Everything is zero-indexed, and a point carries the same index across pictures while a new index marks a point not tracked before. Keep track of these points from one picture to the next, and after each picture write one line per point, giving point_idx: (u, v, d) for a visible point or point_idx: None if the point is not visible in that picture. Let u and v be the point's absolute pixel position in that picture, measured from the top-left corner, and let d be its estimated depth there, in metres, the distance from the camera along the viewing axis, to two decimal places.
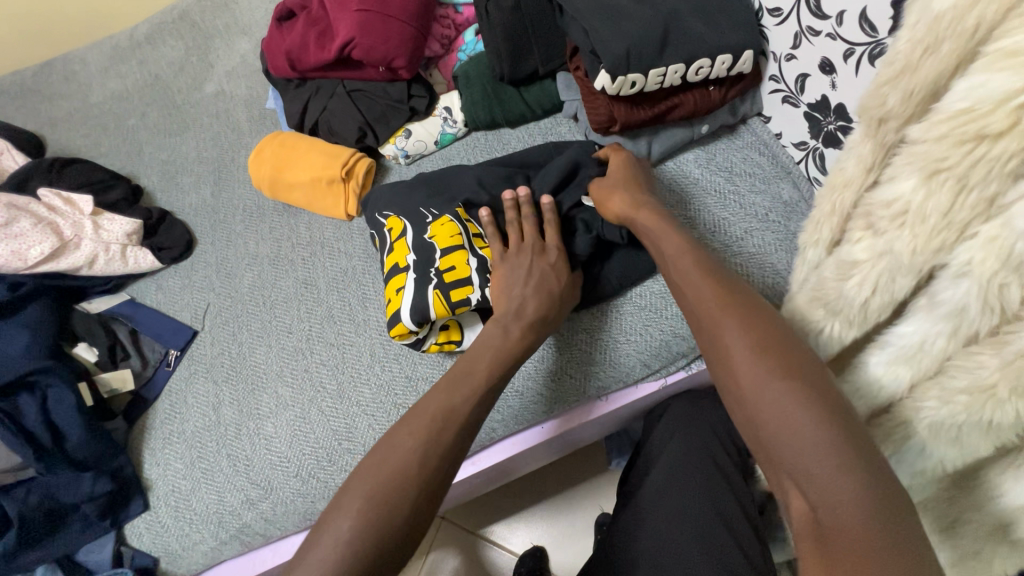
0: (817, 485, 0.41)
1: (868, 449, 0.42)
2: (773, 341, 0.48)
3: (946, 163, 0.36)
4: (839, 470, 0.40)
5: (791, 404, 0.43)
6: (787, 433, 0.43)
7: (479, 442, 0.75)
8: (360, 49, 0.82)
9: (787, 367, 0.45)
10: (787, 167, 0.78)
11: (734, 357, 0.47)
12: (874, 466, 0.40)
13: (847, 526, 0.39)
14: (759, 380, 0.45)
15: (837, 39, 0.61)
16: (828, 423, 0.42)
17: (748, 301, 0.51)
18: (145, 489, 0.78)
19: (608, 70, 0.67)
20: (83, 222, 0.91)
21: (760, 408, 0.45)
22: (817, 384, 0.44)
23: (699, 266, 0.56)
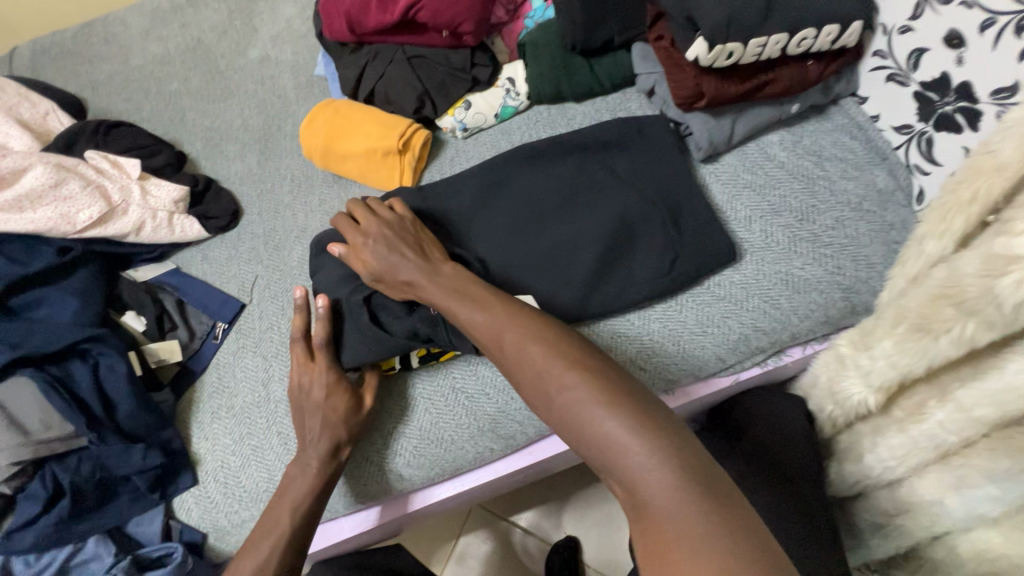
0: (621, 465, 0.44)
1: (660, 417, 0.46)
2: (569, 345, 0.53)
3: None
4: (630, 442, 0.44)
5: (583, 398, 0.48)
6: (584, 424, 0.47)
7: (540, 431, 0.72)
8: (427, 11, 0.77)
9: (572, 364, 0.50)
10: (883, 153, 0.72)
11: (534, 367, 0.52)
12: (650, 435, 0.44)
13: (654, 498, 0.41)
14: (556, 383, 0.50)
15: (974, 8, 0.55)
16: (617, 404, 0.46)
17: (538, 319, 0.57)
18: (194, 463, 0.76)
19: (706, 39, 0.61)
20: (130, 186, 0.88)
21: (565, 407, 0.48)
22: (595, 372, 0.49)
23: (477, 298, 0.60)
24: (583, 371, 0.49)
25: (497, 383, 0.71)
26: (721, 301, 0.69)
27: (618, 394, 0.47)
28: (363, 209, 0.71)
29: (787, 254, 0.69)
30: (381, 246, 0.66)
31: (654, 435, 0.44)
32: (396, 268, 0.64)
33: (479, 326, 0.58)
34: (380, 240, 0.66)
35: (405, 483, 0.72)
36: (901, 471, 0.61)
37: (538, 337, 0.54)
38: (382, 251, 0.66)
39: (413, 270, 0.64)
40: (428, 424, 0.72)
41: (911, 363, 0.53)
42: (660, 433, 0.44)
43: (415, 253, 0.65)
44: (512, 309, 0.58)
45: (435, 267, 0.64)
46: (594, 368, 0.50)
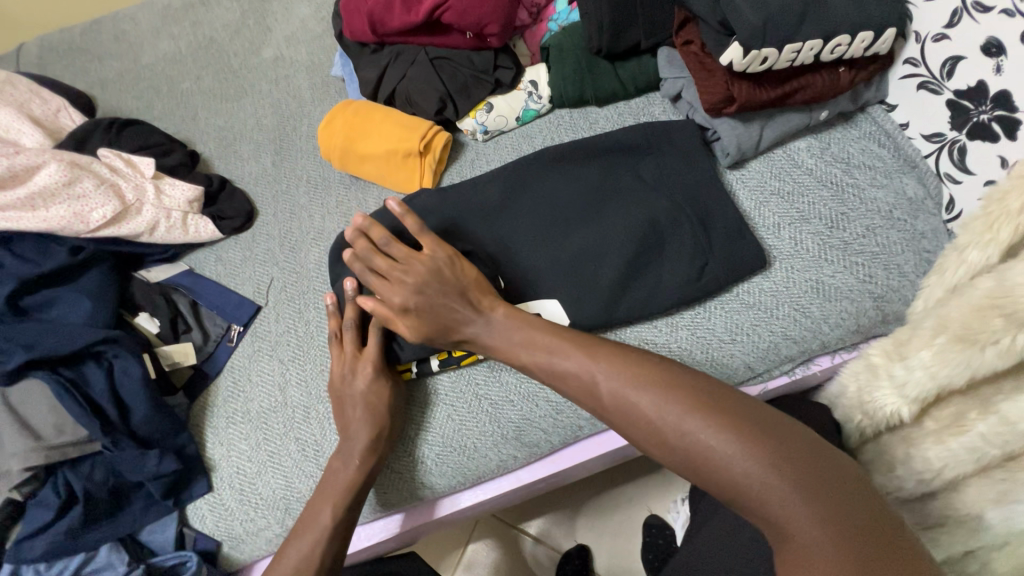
0: (771, 509, 0.43)
1: (795, 449, 0.45)
2: (669, 381, 0.51)
3: None
4: (774, 482, 0.43)
5: (715, 441, 0.46)
6: (717, 470, 0.45)
7: (565, 439, 0.71)
8: (453, 12, 0.76)
9: (694, 404, 0.48)
10: (912, 161, 0.71)
11: (648, 416, 0.50)
12: (808, 479, 0.43)
13: (814, 541, 0.41)
14: (679, 430, 0.48)
15: (1015, 16, 0.54)
16: (746, 442, 0.45)
17: (633, 357, 0.55)
18: (208, 469, 0.74)
19: (742, 43, 0.60)
20: (144, 185, 0.87)
21: (698, 455, 0.46)
22: (726, 412, 0.48)
23: (561, 337, 0.60)
24: (700, 413, 0.48)
25: (522, 390, 0.70)
26: (750, 309, 0.68)
27: (739, 428, 0.46)
28: (382, 256, 0.66)
29: (817, 262, 0.68)
30: (420, 298, 0.64)
31: (794, 470, 0.43)
32: (444, 318, 0.64)
33: (575, 371, 0.56)
34: (420, 287, 0.64)
35: (426, 491, 0.71)
36: (935, 484, 0.60)
37: (638, 381, 0.52)
38: (423, 304, 0.64)
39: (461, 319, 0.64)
40: (451, 431, 0.70)
41: (952, 375, 0.52)
42: (818, 477, 0.43)
43: (460, 298, 0.64)
44: (605, 351, 0.56)
45: (483, 315, 0.64)
46: (708, 403, 0.48)
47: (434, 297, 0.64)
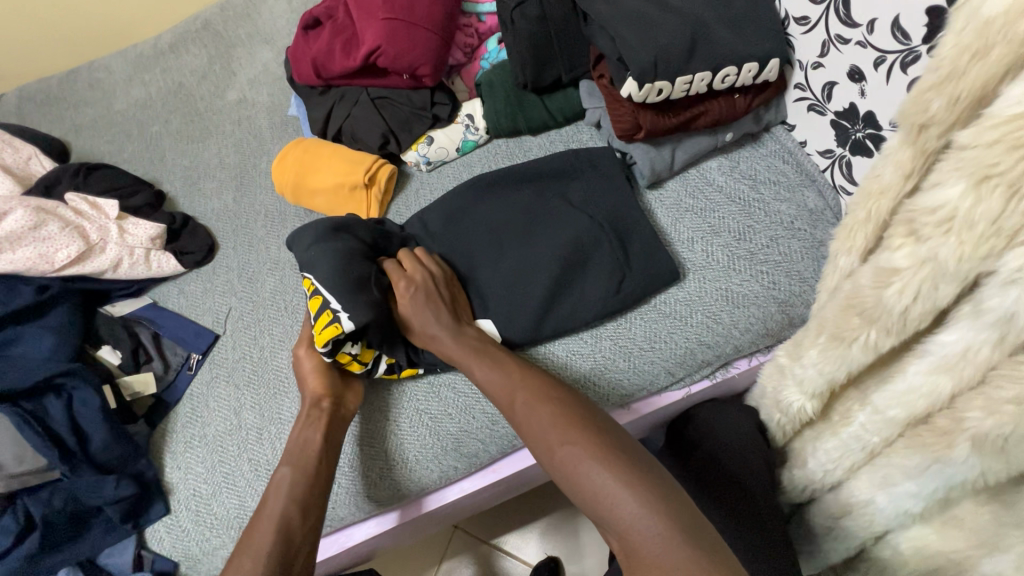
0: (616, 517, 0.49)
1: (652, 474, 0.51)
2: (563, 405, 0.60)
3: (997, 168, 0.34)
4: (623, 494, 0.50)
5: (583, 455, 0.53)
6: (581, 481, 0.52)
7: (503, 448, 0.75)
8: (386, 57, 0.83)
9: (573, 423, 0.57)
10: (811, 175, 0.77)
11: (538, 426, 0.58)
12: (652, 485, 0.50)
13: (645, 544, 0.46)
14: (559, 440, 0.56)
15: (867, 47, 0.61)
16: (606, 460, 0.52)
17: (542, 382, 0.63)
18: (166, 492, 0.78)
19: (636, 78, 0.67)
20: (108, 226, 0.93)
21: (567, 464, 0.54)
22: (596, 432, 0.56)
23: (496, 361, 0.67)
24: (580, 430, 0.56)
25: (460, 403, 0.75)
26: (667, 318, 0.74)
27: (608, 449, 0.53)
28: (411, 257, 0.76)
29: (726, 272, 0.74)
30: (418, 295, 0.71)
31: (641, 487, 0.50)
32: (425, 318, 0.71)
33: (493, 385, 0.65)
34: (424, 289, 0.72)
35: (371, 504, 0.74)
36: (839, 473, 0.64)
37: (541, 398, 0.61)
38: (420, 300, 0.71)
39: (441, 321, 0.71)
40: (393, 445, 0.74)
41: (834, 370, 0.57)
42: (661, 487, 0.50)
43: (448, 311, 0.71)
44: (524, 372, 0.65)
45: (461, 327, 0.71)
46: (592, 428, 0.56)
47: (426, 299, 0.71)
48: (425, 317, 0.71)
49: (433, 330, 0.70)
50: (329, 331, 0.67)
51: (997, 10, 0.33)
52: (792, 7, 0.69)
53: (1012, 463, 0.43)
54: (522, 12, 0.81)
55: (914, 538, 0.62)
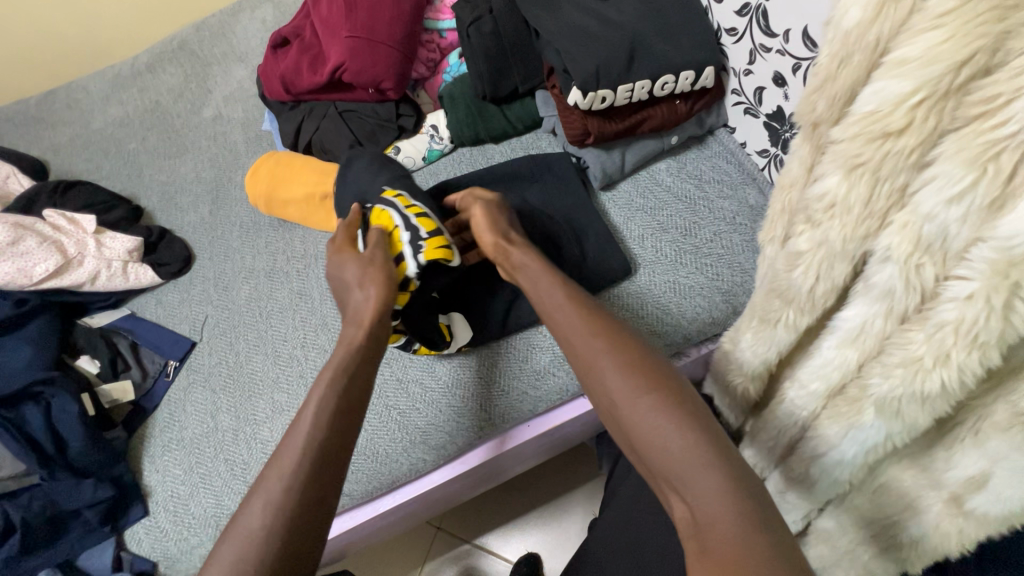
0: (688, 484, 0.46)
1: (725, 446, 0.48)
2: (637, 352, 0.55)
3: (861, 158, 0.38)
4: (699, 464, 0.46)
5: (659, 416, 0.49)
6: (652, 440, 0.49)
7: (470, 440, 0.78)
8: (350, 72, 0.88)
9: (649, 381, 0.52)
10: (752, 173, 0.83)
11: (608, 375, 0.54)
12: (730, 463, 0.46)
13: (717, 515, 0.43)
14: (633, 396, 0.51)
15: (786, 55, 0.67)
16: (684, 425, 0.49)
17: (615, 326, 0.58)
18: (144, 495, 0.80)
19: (579, 87, 0.72)
20: (86, 240, 0.95)
21: (637, 423, 0.50)
22: (677, 396, 0.51)
23: (574, 299, 0.61)
24: (663, 390, 0.51)
25: (428, 396, 0.79)
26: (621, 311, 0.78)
27: (683, 411, 0.50)
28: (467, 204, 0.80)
29: (673, 266, 0.79)
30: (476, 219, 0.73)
31: (718, 458, 0.46)
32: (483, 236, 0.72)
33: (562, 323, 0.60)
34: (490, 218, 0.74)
35: (344, 498, 0.77)
36: (781, 449, 0.68)
37: (616, 343, 0.55)
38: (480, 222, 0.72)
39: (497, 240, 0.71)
40: (363, 440, 0.77)
41: (767, 350, 0.62)
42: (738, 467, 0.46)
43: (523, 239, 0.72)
44: (593, 315, 0.59)
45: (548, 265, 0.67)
46: (670, 386, 0.52)
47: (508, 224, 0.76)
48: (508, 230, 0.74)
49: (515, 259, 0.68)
50: (439, 253, 0.70)
51: (852, 23, 0.38)
52: (722, 19, 0.75)
53: (908, 423, 0.48)
54: (477, 28, 0.86)
55: (851, 505, 0.67)
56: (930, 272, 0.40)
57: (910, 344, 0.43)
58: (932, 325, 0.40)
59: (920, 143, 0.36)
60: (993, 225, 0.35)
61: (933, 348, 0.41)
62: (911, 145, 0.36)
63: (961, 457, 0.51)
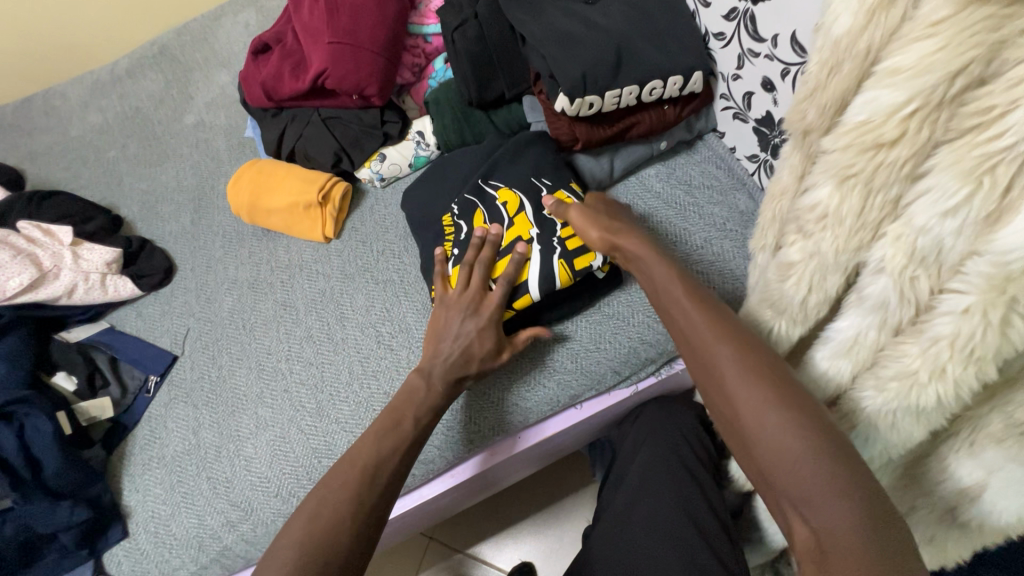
0: (819, 514, 0.41)
1: (871, 479, 0.42)
2: (762, 356, 0.50)
3: (853, 169, 0.37)
4: (836, 493, 0.41)
5: (793, 433, 0.45)
6: (782, 458, 0.44)
7: (460, 454, 0.75)
8: (332, 78, 0.86)
9: (777, 389, 0.47)
10: (742, 178, 0.82)
11: (727, 377, 0.50)
12: (866, 484, 0.41)
13: (848, 550, 0.39)
14: (756, 403, 0.47)
15: (774, 60, 0.66)
16: (822, 449, 0.43)
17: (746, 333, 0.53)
18: (124, 516, 0.78)
19: (566, 93, 0.71)
20: (62, 252, 0.93)
21: (759, 433, 0.46)
22: (806, 406, 0.46)
23: (690, 296, 0.57)
24: (791, 400, 0.46)
25: None
26: (611, 319, 0.77)
27: (815, 424, 0.45)
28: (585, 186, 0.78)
29: None
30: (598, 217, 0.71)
31: (861, 490, 0.41)
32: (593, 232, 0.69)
33: (685, 323, 0.56)
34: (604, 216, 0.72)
35: None
36: None
37: (740, 345, 0.51)
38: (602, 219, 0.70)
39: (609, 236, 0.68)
40: None
41: None
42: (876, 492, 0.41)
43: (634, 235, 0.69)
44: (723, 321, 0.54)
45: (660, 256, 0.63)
46: (808, 405, 0.46)
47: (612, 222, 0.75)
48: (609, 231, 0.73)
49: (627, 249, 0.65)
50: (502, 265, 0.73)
51: (842, 30, 0.37)
52: (710, 23, 0.74)
53: (903, 434, 0.47)
54: (461, 33, 0.84)
55: None
56: (924, 286, 0.39)
57: (904, 357, 0.42)
58: (928, 338, 0.39)
59: (912, 154, 0.35)
60: (989, 238, 0.34)
61: (928, 362, 0.40)
62: (904, 156, 0.35)
63: (955, 468, 0.51)
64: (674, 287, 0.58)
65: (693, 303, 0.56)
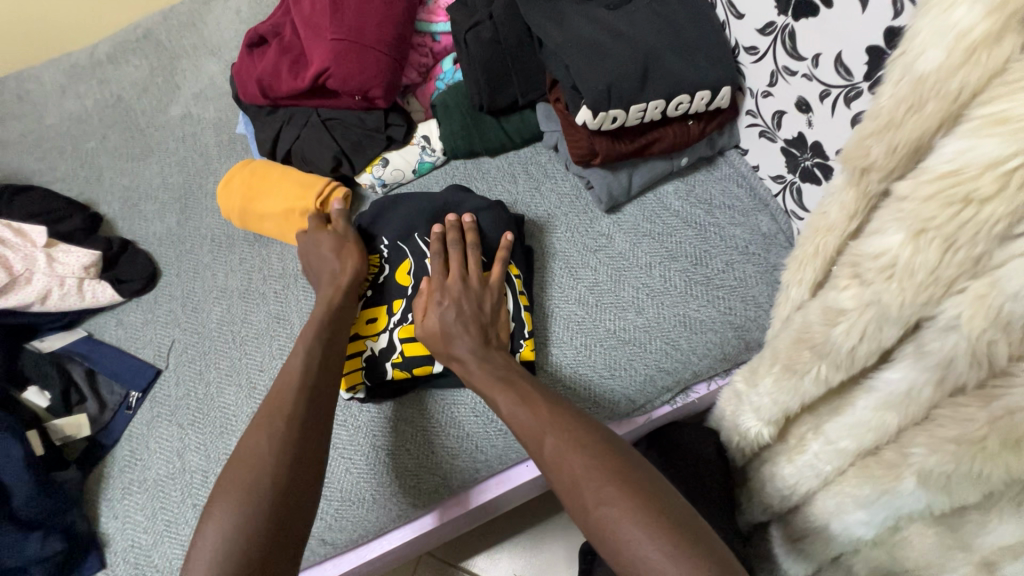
0: None
1: (699, 541, 0.46)
2: (590, 440, 0.54)
3: (933, 222, 0.34)
4: (669, 568, 0.44)
5: (624, 517, 0.48)
6: (622, 544, 0.47)
7: (465, 483, 0.73)
8: (335, 78, 0.81)
9: (610, 473, 0.51)
10: (764, 200, 0.78)
11: (568, 470, 0.52)
12: (696, 551, 0.45)
13: None
14: (595, 492, 0.50)
15: (813, 80, 0.62)
16: (651, 529, 0.46)
17: (572, 415, 0.57)
18: (101, 545, 0.72)
19: (590, 106, 0.68)
20: (35, 254, 0.86)
21: (601, 520, 0.49)
22: (634, 480, 0.50)
23: (521, 392, 0.61)
24: (618, 485, 0.50)
25: (419, 436, 0.73)
26: (627, 344, 0.73)
27: (643, 502, 0.48)
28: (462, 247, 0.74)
29: (683, 297, 0.74)
30: (451, 313, 0.68)
31: (689, 555, 0.45)
32: (451, 338, 0.67)
33: (523, 423, 0.58)
34: (456, 302, 0.69)
35: (327, 548, 0.71)
36: (795, 497, 0.64)
37: (571, 439, 0.54)
38: (452, 318, 0.68)
39: (453, 336, 0.67)
40: (350, 484, 0.71)
41: (788, 400, 0.58)
42: (700, 554, 0.45)
43: (478, 330, 0.67)
44: (556, 411, 0.57)
45: (488, 351, 0.66)
46: (640, 483, 0.50)
47: (461, 305, 0.68)
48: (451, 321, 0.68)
49: (460, 347, 0.66)
50: None
51: (931, 66, 0.33)
52: (741, 36, 0.70)
53: (955, 497, 0.44)
54: (474, 34, 0.79)
55: (866, 559, 0.63)
56: (1003, 351, 0.35)
57: (970, 422, 0.39)
58: (1001, 406, 0.36)
59: (1010, 211, 0.31)
60: None
61: (998, 430, 0.37)
62: (1000, 214, 0.31)
63: (998, 525, 0.48)
64: (496, 388, 0.62)
65: (524, 403, 0.59)
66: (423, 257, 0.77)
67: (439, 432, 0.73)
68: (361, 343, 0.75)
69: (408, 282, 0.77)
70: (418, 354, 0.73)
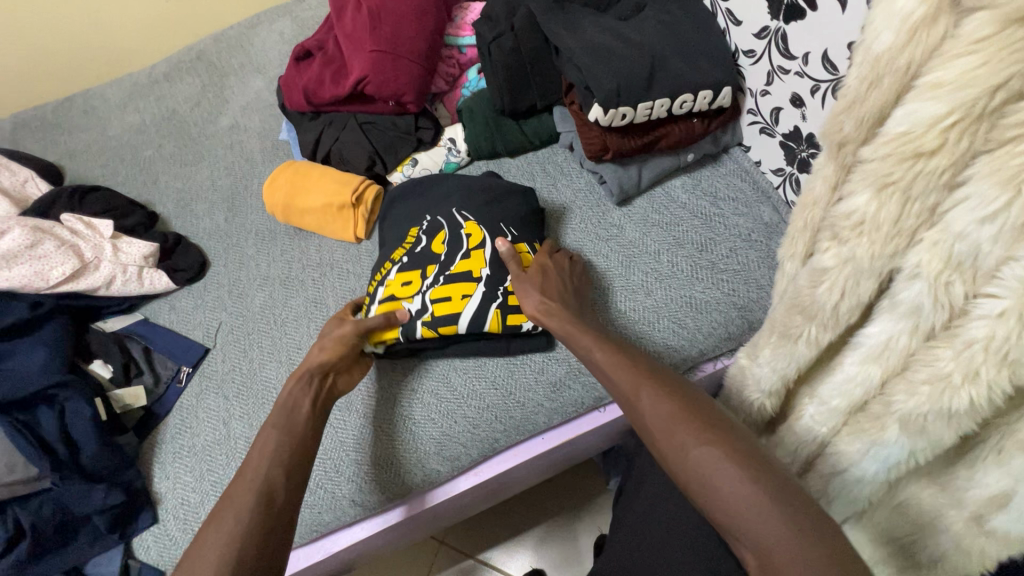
0: (755, 529, 0.47)
1: (789, 486, 0.49)
2: (682, 398, 0.58)
3: (892, 177, 0.40)
4: (764, 504, 0.47)
5: (716, 458, 0.51)
6: (714, 482, 0.50)
7: (483, 453, 0.78)
8: (373, 85, 0.90)
9: (704, 424, 0.54)
10: (766, 192, 0.84)
11: (663, 419, 0.56)
12: (784, 490, 0.48)
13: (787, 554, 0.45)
14: (688, 438, 0.54)
15: (804, 77, 0.69)
16: (746, 472, 0.49)
17: (665, 377, 0.61)
18: (154, 502, 0.79)
19: (601, 103, 0.75)
20: (103, 244, 0.96)
21: (694, 463, 0.52)
22: (724, 431, 0.54)
23: (619, 351, 0.66)
24: (709, 433, 0.53)
25: (444, 407, 0.79)
26: (637, 323, 0.78)
27: (734, 449, 0.52)
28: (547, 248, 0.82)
29: (690, 281, 0.80)
30: (558, 280, 0.77)
31: (779, 499, 0.47)
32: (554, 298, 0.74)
33: (614, 376, 0.63)
34: (558, 280, 0.76)
35: (357, 508, 0.76)
36: (797, 465, 0.68)
37: (668, 392, 0.58)
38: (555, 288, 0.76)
39: (552, 301, 0.74)
40: (393, 444, 0.77)
41: (786, 366, 0.62)
42: (790, 496, 0.48)
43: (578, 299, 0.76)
44: (650, 369, 0.62)
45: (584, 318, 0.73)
46: (728, 433, 0.54)
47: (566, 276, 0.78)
48: (550, 289, 0.76)
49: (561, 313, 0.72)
50: (462, 286, 0.78)
51: (884, 46, 0.39)
52: (740, 41, 0.77)
53: (933, 439, 0.48)
54: (498, 44, 0.87)
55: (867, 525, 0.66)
56: (959, 290, 0.41)
57: (938, 361, 0.43)
58: (960, 342, 0.41)
59: (951, 162, 0.38)
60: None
61: (961, 365, 0.41)
62: (943, 165, 0.38)
63: (982, 475, 0.51)
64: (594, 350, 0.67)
65: (618, 362, 0.64)
66: (458, 229, 0.83)
67: (461, 405, 0.79)
68: (396, 304, 0.80)
69: (443, 250, 0.82)
70: (447, 313, 0.77)
